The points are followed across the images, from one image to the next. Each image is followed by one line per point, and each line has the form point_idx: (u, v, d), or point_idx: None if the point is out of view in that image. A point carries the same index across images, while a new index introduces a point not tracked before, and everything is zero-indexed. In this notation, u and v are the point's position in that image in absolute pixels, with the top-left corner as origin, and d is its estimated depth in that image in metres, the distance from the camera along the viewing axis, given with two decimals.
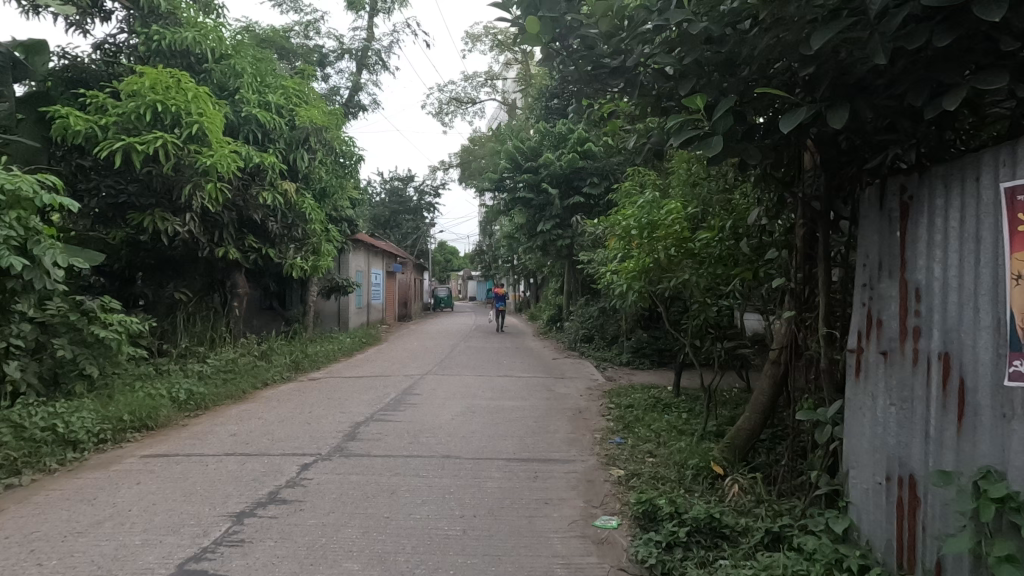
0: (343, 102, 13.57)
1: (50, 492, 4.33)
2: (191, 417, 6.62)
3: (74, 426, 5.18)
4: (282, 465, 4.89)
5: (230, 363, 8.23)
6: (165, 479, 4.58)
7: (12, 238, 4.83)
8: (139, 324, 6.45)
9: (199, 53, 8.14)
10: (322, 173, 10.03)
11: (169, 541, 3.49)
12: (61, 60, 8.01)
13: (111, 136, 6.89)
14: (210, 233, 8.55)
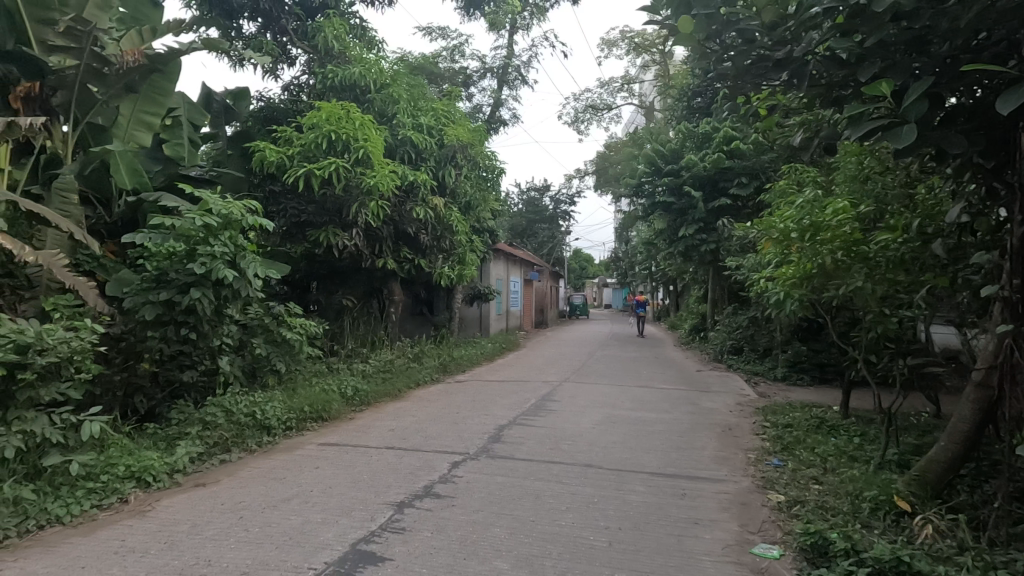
0: (486, 118, 14.28)
1: (252, 469, 5.09)
2: (356, 411, 7.38)
3: (268, 413, 6.06)
4: (435, 461, 5.24)
5: (387, 364, 9.07)
6: (338, 466, 5.16)
7: (226, 254, 5.70)
8: (315, 326, 7.37)
9: (363, 85, 9.11)
10: (467, 187, 10.63)
11: (343, 522, 3.91)
12: (259, 103, 9.52)
13: (296, 164, 7.95)
14: (371, 246, 9.47)
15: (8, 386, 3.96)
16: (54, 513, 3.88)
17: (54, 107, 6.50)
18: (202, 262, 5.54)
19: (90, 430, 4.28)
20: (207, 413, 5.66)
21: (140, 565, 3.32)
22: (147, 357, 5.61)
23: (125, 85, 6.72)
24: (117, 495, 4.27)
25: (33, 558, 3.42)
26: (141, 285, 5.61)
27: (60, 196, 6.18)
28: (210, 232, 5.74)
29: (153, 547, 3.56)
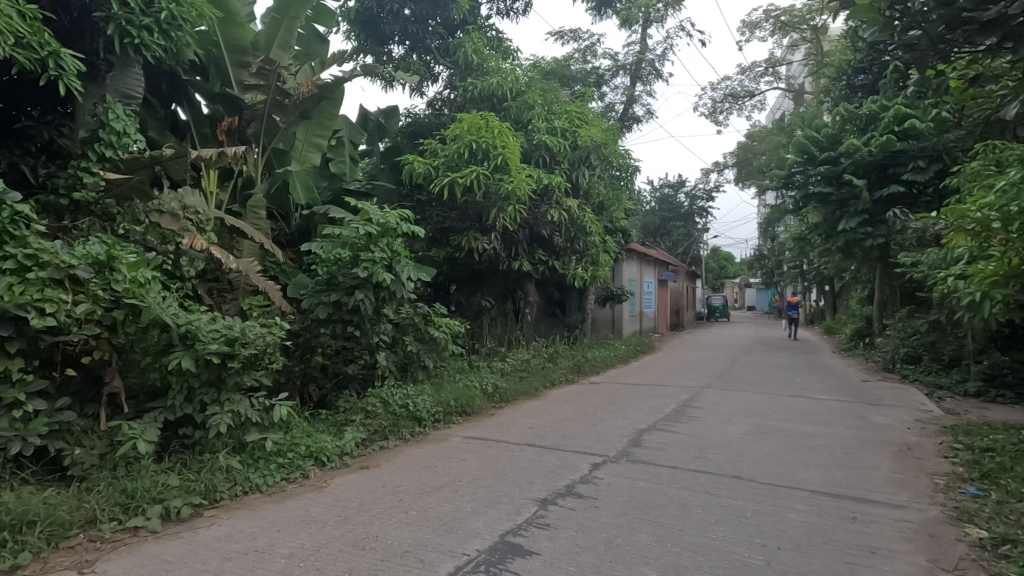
0: (619, 117, 14.06)
1: (407, 457, 5.53)
2: (496, 408, 7.70)
3: (419, 406, 6.55)
4: (575, 461, 5.27)
5: (524, 363, 9.33)
6: (483, 459, 5.41)
7: (384, 259, 6.26)
8: (458, 325, 7.81)
9: (501, 94, 9.47)
10: (600, 188, 10.57)
11: (491, 513, 4.09)
12: (407, 119, 10.34)
13: (441, 174, 8.46)
14: (508, 248, 9.77)
15: (221, 371, 4.71)
16: (255, 483, 4.54)
17: (248, 136, 7.66)
18: (365, 267, 6.14)
19: (279, 413, 4.94)
20: (368, 403, 6.26)
21: (321, 534, 3.77)
22: (319, 351, 6.35)
23: (300, 113, 7.95)
24: (300, 471, 4.91)
25: (240, 518, 4.04)
26: (316, 288, 6.36)
27: (253, 212, 7.24)
28: (371, 239, 6.31)
29: (331, 519, 4.02)
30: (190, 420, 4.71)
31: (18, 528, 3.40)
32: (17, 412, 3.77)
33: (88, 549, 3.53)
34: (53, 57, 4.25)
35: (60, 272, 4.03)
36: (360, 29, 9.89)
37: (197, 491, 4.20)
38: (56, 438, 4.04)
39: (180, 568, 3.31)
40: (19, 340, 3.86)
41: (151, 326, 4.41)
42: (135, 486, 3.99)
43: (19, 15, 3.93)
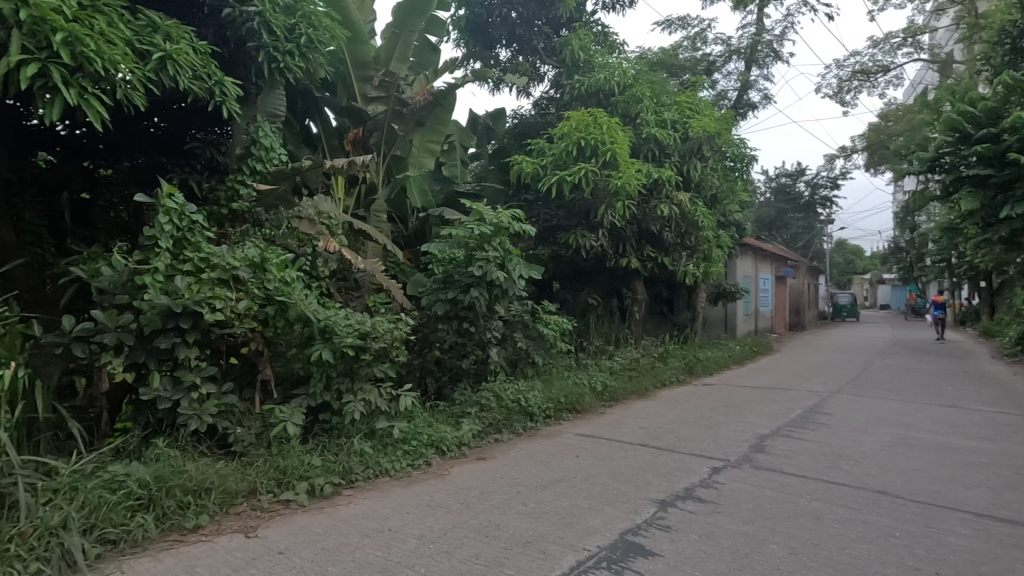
0: (732, 104, 13.31)
1: (521, 451, 5.67)
2: (605, 406, 7.67)
3: (531, 401, 6.67)
4: (693, 464, 5.10)
5: (633, 362, 9.16)
6: (595, 457, 5.40)
7: (497, 258, 6.41)
8: (566, 323, 7.83)
9: (608, 89, 9.34)
10: (713, 180, 10.07)
11: (609, 511, 4.07)
12: (514, 120, 10.55)
13: (550, 173, 8.52)
14: (615, 245, 9.64)
15: (354, 363, 5.13)
16: (384, 467, 4.90)
17: (371, 145, 8.29)
18: (480, 266, 6.33)
19: (404, 403, 5.27)
20: (482, 397, 6.47)
21: (446, 518, 3.98)
22: (437, 346, 6.66)
23: (416, 120, 8.52)
24: (424, 458, 5.22)
25: (374, 499, 4.38)
26: (433, 285, 6.65)
27: (375, 216, 7.79)
28: (485, 239, 6.47)
29: (454, 505, 4.23)
30: (327, 407, 5.15)
31: (199, 493, 3.94)
32: (194, 393, 4.38)
33: (250, 515, 4.04)
34: (218, 86, 4.83)
35: (226, 273, 4.56)
36: (470, 37, 10.23)
37: (337, 471, 4.62)
38: (224, 418, 4.60)
39: (326, 539, 3.65)
40: (195, 332, 4.42)
41: (297, 321, 4.89)
42: (286, 463, 4.44)
43: (193, 53, 4.52)
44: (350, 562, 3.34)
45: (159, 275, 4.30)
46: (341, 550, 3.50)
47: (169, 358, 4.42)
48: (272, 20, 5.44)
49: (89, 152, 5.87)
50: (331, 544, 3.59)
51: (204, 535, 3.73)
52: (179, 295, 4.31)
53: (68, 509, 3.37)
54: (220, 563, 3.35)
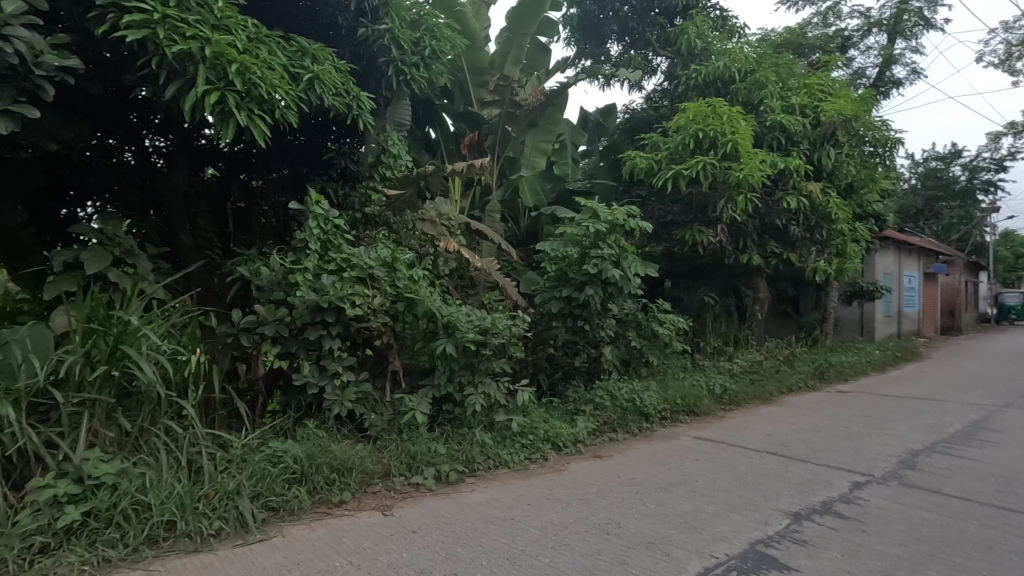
0: (871, 83, 12.03)
1: (637, 451, 5.60)
2: (726, 411, 7.31)
3: (646, 401, 6.53)
4: (830, 477, 4.71)
5: (756, 364, 8.62)
6: (718, 462, 5.17)
7: (612, 256, 6.34)
8: (683, 322, 7.56)
9: (727, 76, 8.85)
10: (850, 167, 9.17)
11: (737, 519, 3.89)
12: (625, 115, 10.32)
13: (665, 167, 8.25)
14: (736, 241, 9.13)
15: (474, 358, 5.36)
16: (504, 459, 5.09)
17: (486, 148, 8.69)
18: (595, 264, 6.29)
19: (522, 398, 5.41)
20: (596, 395, 6.44)
21: (566, 513, 4.03)
22: (550, 343, 6.70)
23: (529, 120, 8.74)
24: (540, 453, 5.33)
25: (495, 489, 4.57)
26: (547, 283, 6.70)
27: (490, 216, 8.07)
28: (599, 235, 6.40)
29: (573, 501, 4.27)
30: (450, 398, 5.43)
31: (342, 471, 4.33)
32: (336, 381, 4.82)
33: (385, 495, 4.40)
34: (355, 101, 5.26)
35: (363, 273, 4.98)
36: (581, 34, 10.22)
37: (460, 460, 4.87)
38: (361, 405, 5.01)
39: (454, 523, 3.86)
40: (338, 325, 4.85)
41: (423, 316, 5.23)
42: (415, 449, 4.74)
43: (335, 71, 4.97)
44: (478, 547, 3.51)
45: (308, 274, 4.79)
46: (469, 534, 3.69)
47: (315, 348, 4.89)
48: (400, 35, 5.82)
49: (246, 165, 6.60)
50: (459, 528, 3.79)
51: (347, 509, 4.14)
52: (325, 292, 4.76)
53: (240, 477, 3.90)
54: (363, 536, 3.68)
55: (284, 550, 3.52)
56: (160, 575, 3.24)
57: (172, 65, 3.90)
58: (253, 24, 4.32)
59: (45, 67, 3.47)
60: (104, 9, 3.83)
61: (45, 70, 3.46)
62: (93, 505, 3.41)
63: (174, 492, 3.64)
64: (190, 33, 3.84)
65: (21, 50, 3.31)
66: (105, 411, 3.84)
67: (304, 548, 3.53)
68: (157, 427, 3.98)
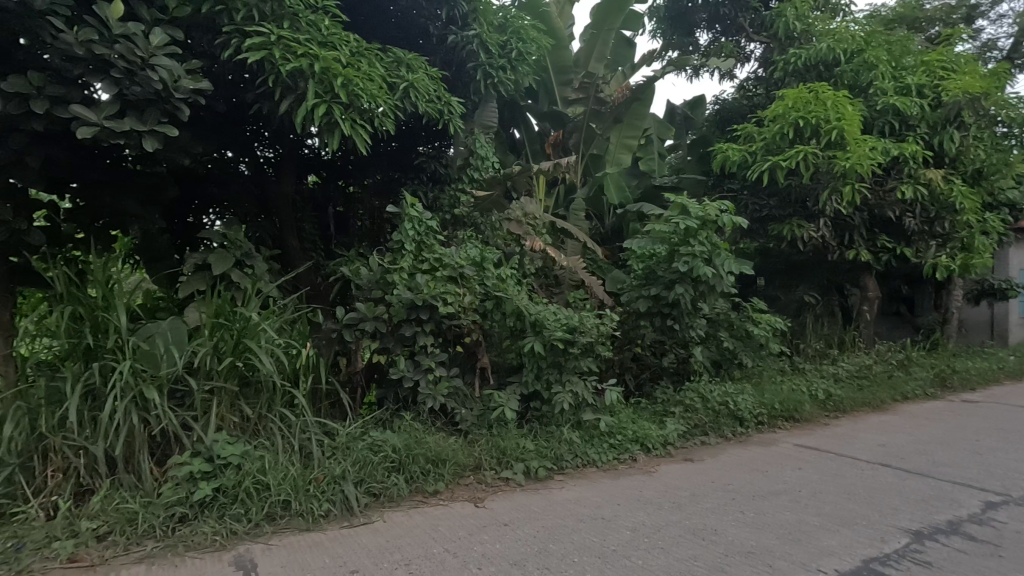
0: (1005, 55, 10.70)
1: (732, 456, 5.39)
2: (830, 418, 6.83)
3: (741, 405, 6.24)
4: (956, 495, 4.27)
5: (865, 368, 7.96)
6: (823, 472, 4.84)
7: (703, 253, 6.11)
8: (782, 322, 7.12)
9: (831, 59, 8.19)
10: (977, 152, 8.23)
11: (847, 533, 3.64)
12: (714, 106, 9.84)
13: (760, 159, 7.80)
14: (840, 236, 8.47)
15: (562, 356, 5.38)
16: (592, 457, 5.09)
17: (570, 147, 8.73)
18: (685, 261, 6.08)
19: (610, 398, 5.36)
20: (687, 396, 6.22)
21: (659, 515, 3.95)
22: (638, 342, 6.55)
23: (614, 117, 8.75)
24: (629, 453, 5.28)
25: (584, 487, 4.58)
26: (635, 282, 6.56)
27: (575, 214, 8.05)
28: (690, 232, 6.18)
29: (666, 504, 4.18)
30: (538, 395, 5.49)
31: (437, 462, 4.51)
32: (430, 375, 5.03)
33: (476, 488, 4.54)
34: (446, 106, 5.45)
35: (454, 272, 5.16)
36: (668, 26, 9.91)
37: (549, 457, 4.92)
38: (453, 399, 5.19)
39: (545, 519, 3.91)
40: (431, 322, 5.07)
41: (511, 314, 5.33)
42: (505, 444, 4.85)
43: (428, 79, 5.18)
44: (569, 543, 3.53)
45: (404, 274, 5.05)
46: (560, 530, 3.72)
47: (411, 344, 5.12)
48: (488, 39, 5.96)
49: (344, 172, 6.88)
50: (550, 524, 3.83)
51: (441, 499, 4.32)
52: (420, 291, 4.99)
53: (345, 463, 4.18)
54: (458, 526, 3.82)
55: (386, 533, 3.74)
56: (278, 549, 3.55)
57: (286, 82, 4.24)
58: (354, 39, 4.59)
59: (182, 90, 3.87)
60: (230, 35, 4.21)
61: (183, 93, 3.86)
62: (222, 482, 3.80)
63: (290, 474, 3.97)
64: (302, 52, 4.17)
65: (163, 77, 3.77)
66: (230, 398, 4.24)
67: (404, 533, 3.72)
68: (274, 414, 4.35)
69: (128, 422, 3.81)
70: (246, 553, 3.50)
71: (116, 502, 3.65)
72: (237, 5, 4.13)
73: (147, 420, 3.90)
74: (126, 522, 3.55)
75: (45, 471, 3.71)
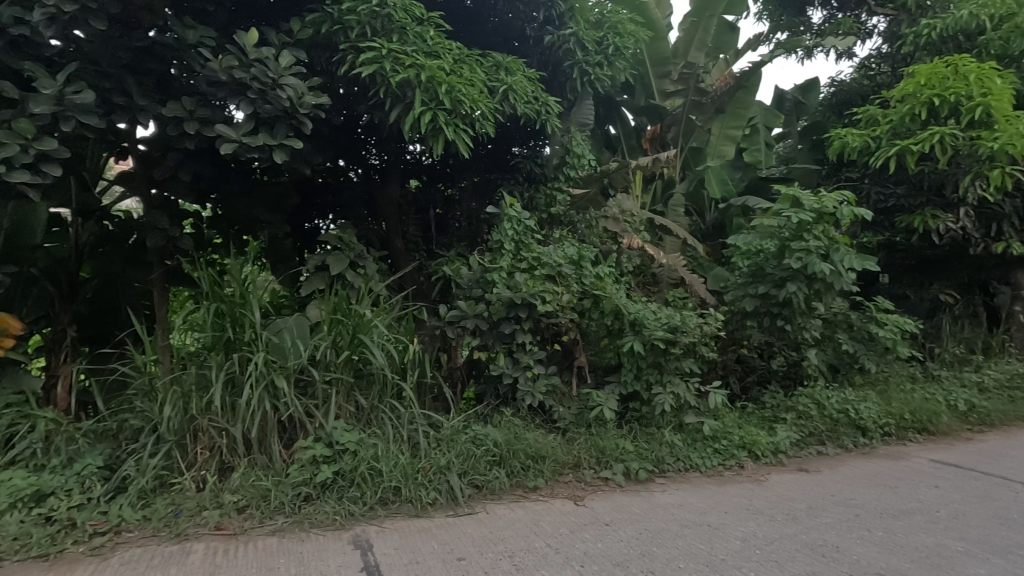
0: None
1: (853, 469, 4.98)
2: (973, 432, 6.07)
3: (864, 414, 5.72)
4: None
5: (1017, 377, 6.98)
6: (966, 492, 4.32)
7: (820, 248, 5.66)
8: (913, 324, 6.30)
9: (974, 26, 7.24)
10: None
11: (999, 563, 3.23)
12: (830, 89, 9.04)
13: (885, 144, 7.06)
14: (985, 227, 7.48)
15: (663, 357, 5.24)
16: (695, 462, 4.91)
17: (669, 140, 8.42)
18: (798, 258, 5.64)
19: (715, 400, 5.13)
20: (800, 402, 5.79)
21: (771, 527, 3.73)
22: (744, 344, 6.17)
23: (715, 107, 8.35)
24: (736, 460, 5.03)
25: (687, 492, 4.45)
26: (740, 280, 6.19)
27: (673, 210, 7.79)
28: (803, 225, 5.74)
29: (778, 515, 3.93)
30: (637, 396, 5.38)
31: (537, 458, 4.57)
32: (529, 372, 5.13)
33: (576, 486, 4.56)
34: (543, 106, 5.51)
35: (552, 270, 5.20)
36: (777, 6, 9.28)
37: (650, 458, 4.82)
38: (550, 397, 5.23)
39: (647, 522, 3.83)
40: (530, 320, 5.14)
41: (610, 313, 5.27)
42: (604, 444, 4.81)
43: (526, 80, 5.26)
44: (675, 548, 3.44)
45: (503, 273, 5.18)
46: (663, 534, 3.63)
47: (510, 341, 5.21)
48: (585, 36, 5.93)
49: (443, 176, 7.08)
50: (653, 527, 3.75)
51: (541, 495, 4.38)
52: (518, 289, 5.07)
53: (450, 455, 4.35)
54: (559, 522, 3.86)
55: (489, 525, 3.85)
56: (391, 532, 3.78)
57: (395, 92, 4.50)
58: (457, 47, 4.77)
59: (306, 106, 4.23)
60: (346, 52, 4.53)
61: (306, 109, 4.22)
62: (341, 466, 4.12)
63: (401, 463, 4.21)
64: (409, 63, 4.40)
65: (291, 95, 4.14)
66: (346, 389, 4.57)
67: (506, 526, 3.82)
68: (385, 405, 4.63)
69: (261, 407, 4.22)
70: (362, 533, 3.76)
71: (252, 479, 4.06)
72: (352, 24, 4.44)
73: (277, 406, 4.30)
74: (260, 497, 3.96)
75: (194, 448, 4.19)
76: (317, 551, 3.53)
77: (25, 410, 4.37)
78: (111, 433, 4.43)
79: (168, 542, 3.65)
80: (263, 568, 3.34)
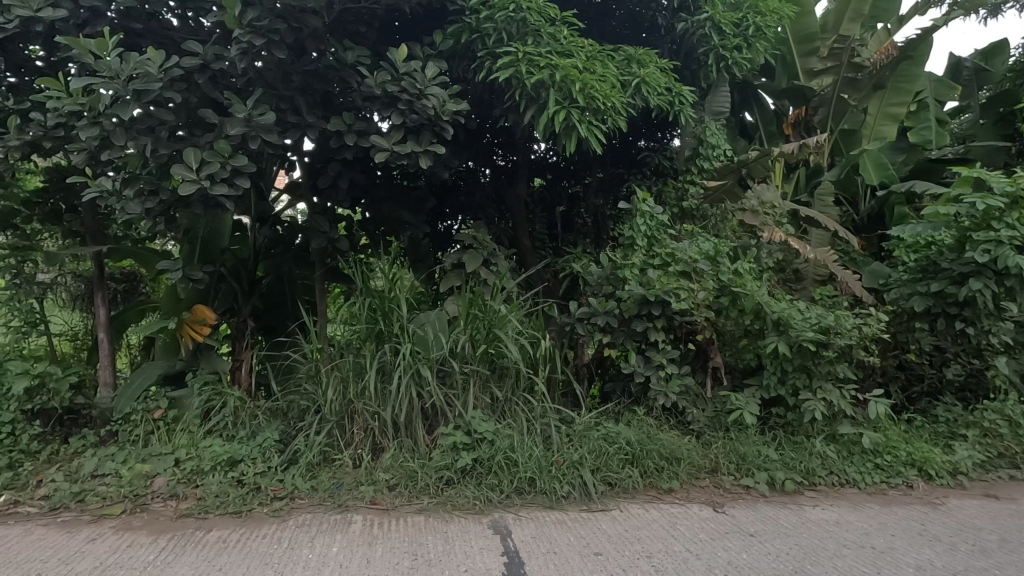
0: None
1: None
2: None
3: None
4: None
5: None
6: None
7: (1015, 239, 4.81)
8: None
9: None
10: None
11: None
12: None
13: None
14: None
15: (812, 360, 4.83)
16: (852, 477, 4.48)
17: (815, 124, 7.70)
18: (983, 249, 4.86)
19: (876, 410, 4.62)
20: (984, 417, 5.02)
21: (953, 557, 3.29)
22: (910, 349, 5.45)
23: (873, 83, 7.54)
24: (902, 478, 4.49)
25: (844, 508, 4.07)
26: (907, 275, 5.46)
27: (820, 199, 7.07)
28: (991, 212, 4.94)
29: (961, 545, 3.45)
30: (781, 401, 5.01)
31: (672, 460, 4.45)
32: (661, 372, 5.00)
33: (714, 492, 4.37)
34: (677, 96, 5.33)
35: (687, 266, 4.97)
36: None
37: (798, 470, 4.49)
38: (683, 398, 5.04)
39: (799, 537, 3.56)
40: (663, 318, 5.00)
41: (750, 312, 4.95)
42: (745, 450, 4.56)
43: (659, 72, 5.10)
44: (834, 569, 3.18)
45: (635, 270, 5.05)
46: (819, 552, 3.36)
47: (641, 339, 5.11)
48: (722, 20, 5.60)
49: (566, 173, 7.03)
50: (805, 543, 3.48)
51: (677, 498, 4.26)
52: (651, 286, 4.94)
53: (583, 450, 4.39)
54: (699, 527, 3.73)
55: (624, 523, 3.83)
56: (529, 521, 3.91)
57: (530, 94, 4.62)
58: (589, 43, 4.77)
59: (448, 113, 4.49)
60: (483, 58, 4.74)
61: (448, 116, 4.49)
62: (479, 454, 4.30)
63: (535, 455, 4.33)
64: (544, 64, 4.50)
65: (434, 104, 4.43)
66: (482, 381, 4.78)
67: (642, 525, 3.77)
68: (518, 398, 4.77)
69: (408, 394, 4.57)
70: (501, 519, 3.94)
71: (401, 460, 4.41)
72: (489, 31, 4.62)
73: (421, 394, 4.62)
74: (408, 477, 4.29)
75: (351, 428, 4.65)
76: (461, 533, 3.75)
77: (218, 388, 5.14)
78: (282, 410, 5.04)
79: (332, 511, 4.11)
80: (414, 542, 3.62)
